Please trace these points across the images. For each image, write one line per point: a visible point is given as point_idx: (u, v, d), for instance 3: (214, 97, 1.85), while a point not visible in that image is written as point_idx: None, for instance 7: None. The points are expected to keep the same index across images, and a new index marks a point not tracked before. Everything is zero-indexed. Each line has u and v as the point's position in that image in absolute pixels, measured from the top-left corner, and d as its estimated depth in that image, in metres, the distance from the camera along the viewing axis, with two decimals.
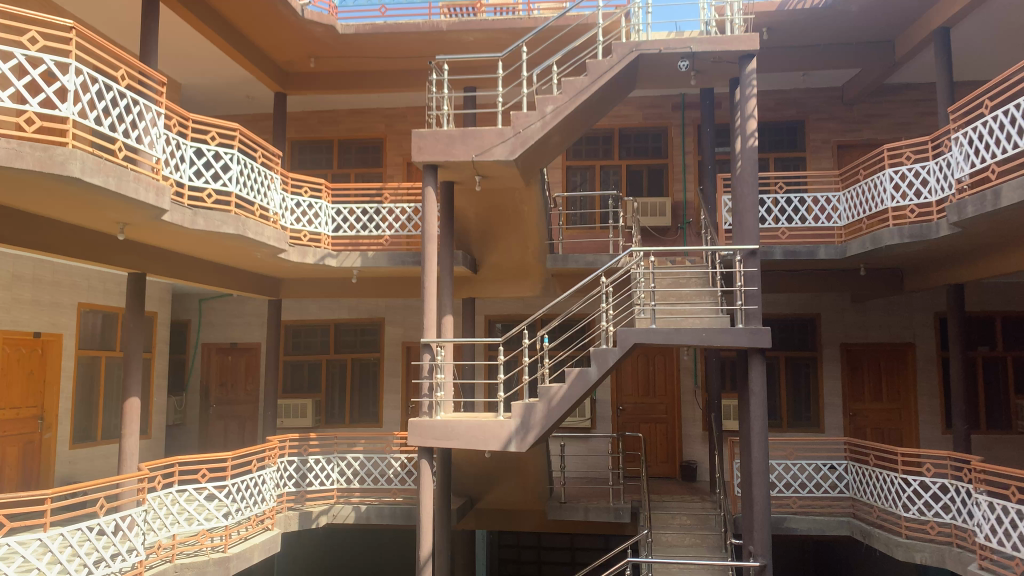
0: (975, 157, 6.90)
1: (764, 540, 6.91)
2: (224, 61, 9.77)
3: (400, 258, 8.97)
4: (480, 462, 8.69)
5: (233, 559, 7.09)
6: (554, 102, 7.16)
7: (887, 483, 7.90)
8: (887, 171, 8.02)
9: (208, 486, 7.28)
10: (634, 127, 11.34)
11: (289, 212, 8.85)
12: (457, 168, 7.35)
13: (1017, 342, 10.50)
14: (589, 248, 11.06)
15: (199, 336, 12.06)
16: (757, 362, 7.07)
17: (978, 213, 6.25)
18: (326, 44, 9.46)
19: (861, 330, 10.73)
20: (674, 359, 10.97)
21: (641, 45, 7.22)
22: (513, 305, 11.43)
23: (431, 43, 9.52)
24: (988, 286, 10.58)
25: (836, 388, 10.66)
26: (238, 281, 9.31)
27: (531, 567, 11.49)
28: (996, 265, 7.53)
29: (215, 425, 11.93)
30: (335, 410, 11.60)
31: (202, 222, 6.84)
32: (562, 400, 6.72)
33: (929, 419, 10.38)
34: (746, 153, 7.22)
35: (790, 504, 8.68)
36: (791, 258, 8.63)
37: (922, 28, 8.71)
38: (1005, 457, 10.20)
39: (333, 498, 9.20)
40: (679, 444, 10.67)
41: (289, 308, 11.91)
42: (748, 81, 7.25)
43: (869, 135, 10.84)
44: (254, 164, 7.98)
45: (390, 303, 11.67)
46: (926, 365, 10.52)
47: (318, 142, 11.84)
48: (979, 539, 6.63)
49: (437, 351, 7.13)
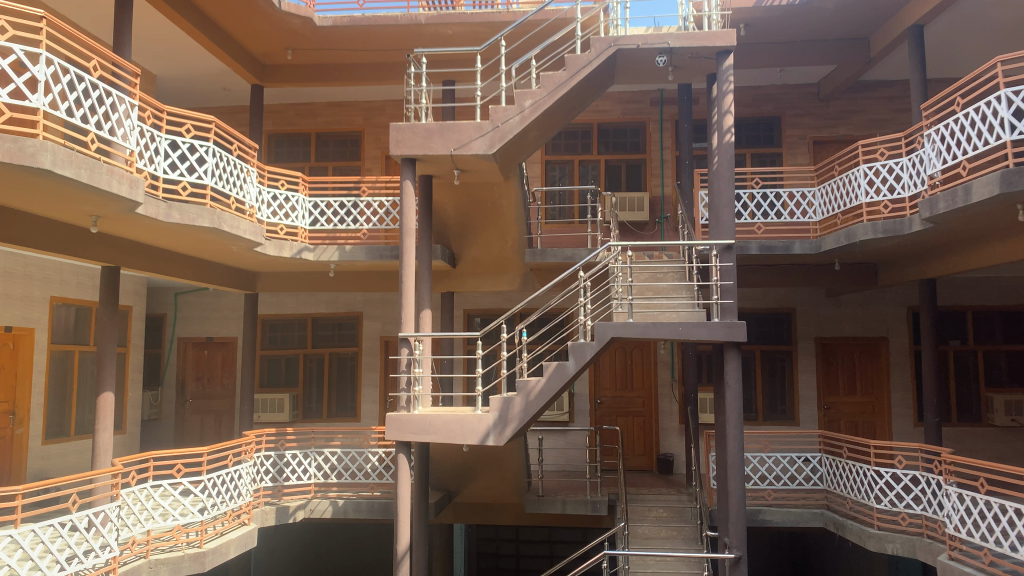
0: (947, 153, 6.98)
1: (740, 532, 6.94)
2: (200, 52, 9.67)
3: (378, 252, 8.89)
4: (458, 456, 8.70)
5: (209, 554, 7.06)
6: (532, 96, 7.14)
7: (860, 475, 8.00)
8: (862, 167, 8.09)
9: (183, 481, 7.20)
10: (612, 123, 11.38)
11: (266, 205, 8.77)
12: (435, 162, 7.33)
13: (988, 336, 10.66)
14: (568, 243, 11.11)
15: (175, 330, 11.95)
16: (732, 356, 7.13)
17: (950, 208, 6.33)
18: (304, 36, 9.39)
19: (836, 325, 10.85)
20: (652, 352, 11.04)
21: (619, 40, 7.23)
22: (492, 299, 11.45)
23: (410, 36, 9.47)
24: (960, 280, 10.74)
25: (811, 381, 10.78)
26: (214, 276, 9.24)
27: (510, 562, 11.59)
28: (969, 260, 7.65)
29: (191, 420, 11.85)
30: (313, 404, 11.56)
31: (177, 215, 6.77)
32: (540, 393, 6.74)
33: (902, 411, 10.54)
34: (723, 149, 7.29)
35: (765, 496, 8.77)
36: (766, 253, 8.69)
37: (897, 26, 8.80)
38: (975, 448, 10.38)
39: (310, 493, 9.12)
40: (656, 438, 10.74)
41: (266, 301, 11.83)
42: (725, 76, 7.30)
43: (844, 131, 10.95)
44: (230, 157, 7.90)
45: (368, 297, 11.63)
46: (899, 359, 10.67)
47: (295, 134, 11.75)
48: (949, 530, 6.71)
49: (415, 345, 7.14)
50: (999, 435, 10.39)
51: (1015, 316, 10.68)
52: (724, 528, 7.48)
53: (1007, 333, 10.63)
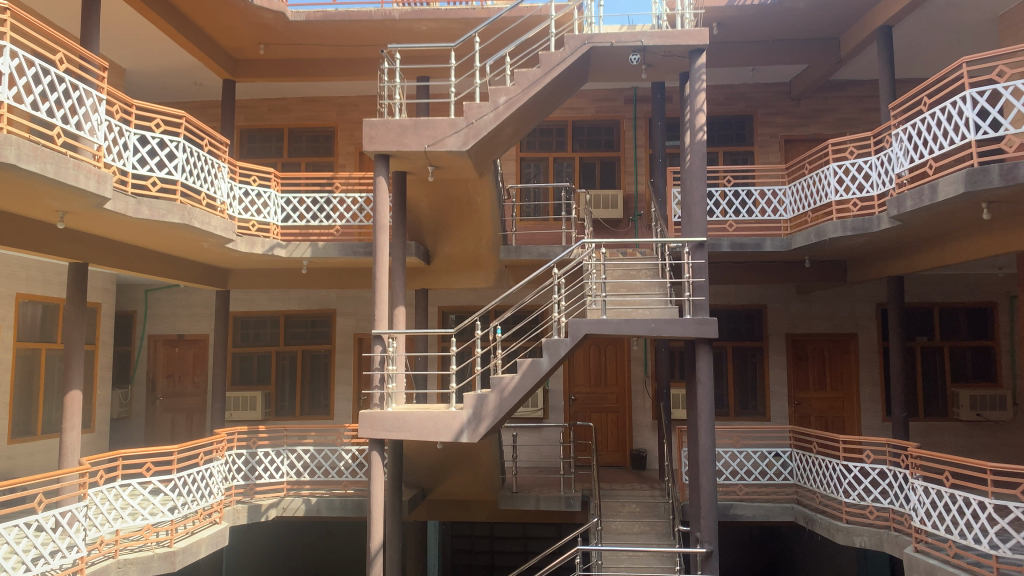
0: (914, 153, 7.08)
1: (711, 527, 7.03)
2: (170, 46, 9.55)
3: (351, 249, 8.82)
4: (432, 453, 8.68)
5: (179, 554, 6.99)
6: (507, 93, 7.15)
7: (829, 470, 8.10)
8: (831, 166, 8.19)
9: (153, 479, 7.10)
10: (587, 120, 11.42)
11: (237, 201, 8.69)
12: (409, 158, 7.31)
13: (954, 332, 10.85)
14: (542, 240, 11.14)
15: (145, 328, 11.81)
16: (704, 353, 7.20)
17: (917, 207, 6.42)
18: (277, 31, 9.29)
19: (807, 321, 10.99)
20: (625, 349, 11.10)
21: (593, 38, 7.24)
22: (467, 296, 11.45)
23: (384, 32, 9.41)
24: (927, 278, 10.93)
25: (782, 377, 10.91)
26: (184, 272, 9.14)
27: (484, 557, 11.61)
28: (935, 258, 7.79)
29: (162, 418, 11.73)
30: (285, 402, 11.48)
31: (146, 211, 6.69)
32: (514, 390, 6.74)
33: (871, 406, 10.70)
34: (695, 147, 7.36)
35: (737, 491, 8.85)
36: (738, 251, 8.75)
37: (866, 27, 8.91)
38: (941, 442, 10.58)
39: (283, 491, 9.04)
40: (630, 434, 10.81)
41: (238, 299, 11.73)
42: (698, 75, 7.33)
43: (815, 130, 11.09)
44: (201, 152, 7.82)
45: (342, 295, 11.57)
46: (868, 355, 10.82)
47: (267, 130, 11.66)
48: (915, 523, 6.82)
49: (389, 342, 7.13)
50: (964, 429, 10.58)
51: (980, 313, 10.88)
52: (696, 523, 7.56)
53: (973, 329, 10.84)
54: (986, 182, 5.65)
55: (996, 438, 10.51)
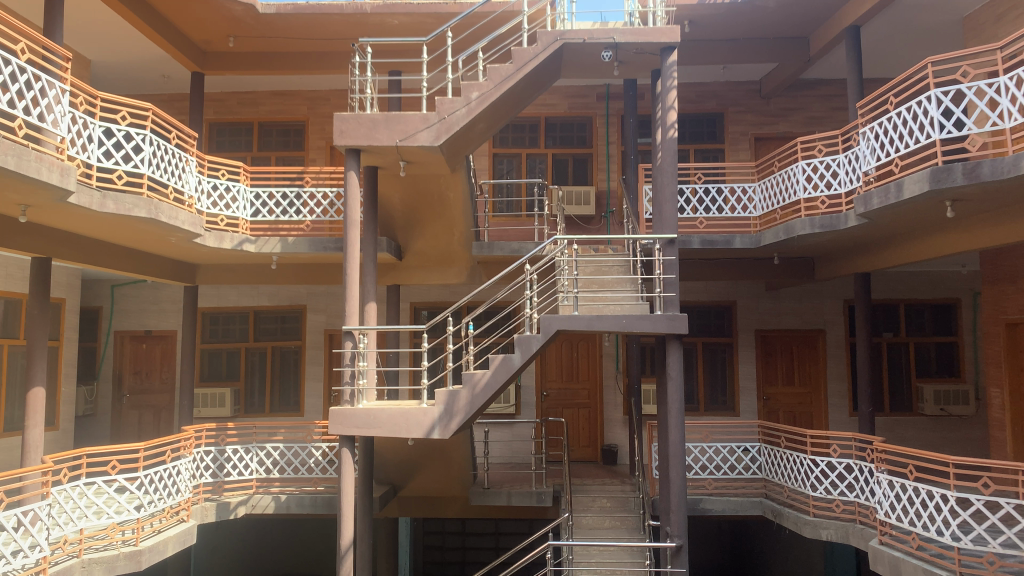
0: (881, 151, 7.17)
1: (680, 521, 7.10)
2: (137, 38, 9.39)
3: (322, 244, 8.74)
4: (403, 450, 8.63)
5: (145, 552, 6.90)
6: (479, 88, 7.13)
7: (797, 464, 8.19)
8: (800, 164, 8.27)
9: (118, 477, 6.98)
10: (560, 116, 11.43)
11: (205, 195, 8.58)
12: (380, 153, 7.26)
13: (919, 328, 11.05)
14: (514, 236, 11.15)
15: (111, 323, 11.63)
16: (674, 348, 7.24)
17: (883, 204, 6.50)
18: (247, 24, 9.18)
19: (775, 317, 11.11)
20: (597, 345, 11.15)
21: (565, 34, 7.25)
22: (438, 292, 11.43)
23: (355, 26, 9.33)
24: (893, 275, 11.10)
25: (751, 372, 11.02)
26: (152, 267, 9.00)
27: (456, 554, 11.62)
28: (901, 256, 7.92)
29: (129, 415, 11.57)
30: (255, 399, 11.37)
31: (112, 205, 6.58)
32: (485, 386, 6.72)
33: (838, 401, 10.86)
34: (666, 144, 7.40)
35: (706, 485, 8.93)
36: (708, 247, 8.80)
37: (835, 26, 9.01)
38: (905, 437, 10.76)
39: (252, 488, 8.95)
40: (601, 429, 10.88)
41: (206, 294, 11.59)
42: (669, 72, 7.38)
43: (784, 128, 11.21)
44: (168, 145, 7.70)
45: (312, 290, 11.47)
46: (836, 350, 10.99)
47: (237, 124, 11.51)
48: (880, 516, 6.91)
49: (359, 338, 7.09)
50: (927, 424, 10.77)
51: (944, 309, 11.09)
52: (666, 517, 7.61)
53: (937, 325, 11.03)
54: (950, 181, 5.74)
55: (958, 432, 10.74)
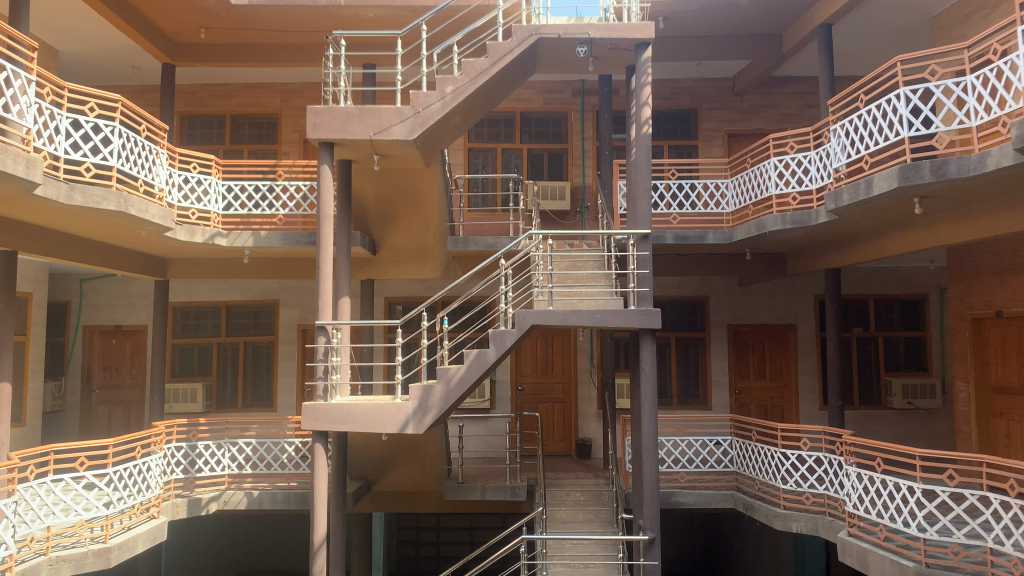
0: (852, 148, 7.25)
1: (653, 514, 7.15)
2: (106, 28, 9.24)
3: (295, 238, 8.67)
4: (377, 446, 8.60)
5: (114, 550, 6.82)
6: (454, 83, 7.11)
7: (767, 457, 8.30)
8: (772, 160, 8.33)
9: (87, 474, 6.87)
10: (535, 111, 11.43)
11: (176, 188, 8.47)
12: (355, 147, 7.22)
13: (888, 323, 11.21)
14: (489, 231, 11.15)
15: (80, 318, 11.45)
16: (648, 343, 7.28)
17: (853, 201, 6.58)
18: (219, 15, 9.07)
19: (747, 313, 11.22)
20: (572, 340, 11.20)
21: (541, 29, 7.26)
22: (413, 287, 11.41)
23: (329, 18, 9.26)
24: (863, 270, 11.26)
25: (723, 366, 11.12)
26: (121, 262, 8.88)
27: (430, 549, 11.61)
28: (870, 251, 8.04)
29: (98, 411, 11.43)
30: (227, 395, 11.29)
31: (80, 197, 6.47)
32: (460, 381, 6.73)
33: (808, 395, 11.01)
34: (640, 140, 7.42)
35: (679, 479, 9.00)
36: (681, 243, 8.86)
37: (807, 25, 9.11)
38: (874, 430, 10.93)
39: (224, 484, 8.88)
40: (575, 423, 10.93)
41: (177, 288, 11.45)
42: (644, 68, 7.41)
43: (758, 125, 11.31)
44: (137, 137, 7.58)
45: (285, 285, 11.39)
46: (806, 345, 11.13)
47: (208, 116, 11.38)
48: (849, 508, 7.01)
49: (332, 333, 7.05)
50: (896, 417, 10.95)
51: (912, 305, 11.27)
52: (638, 510, 7.66)
53: (906, 320, 11.21)
54: (918, 178, 5.83)
55: (926, 425, 10.94)
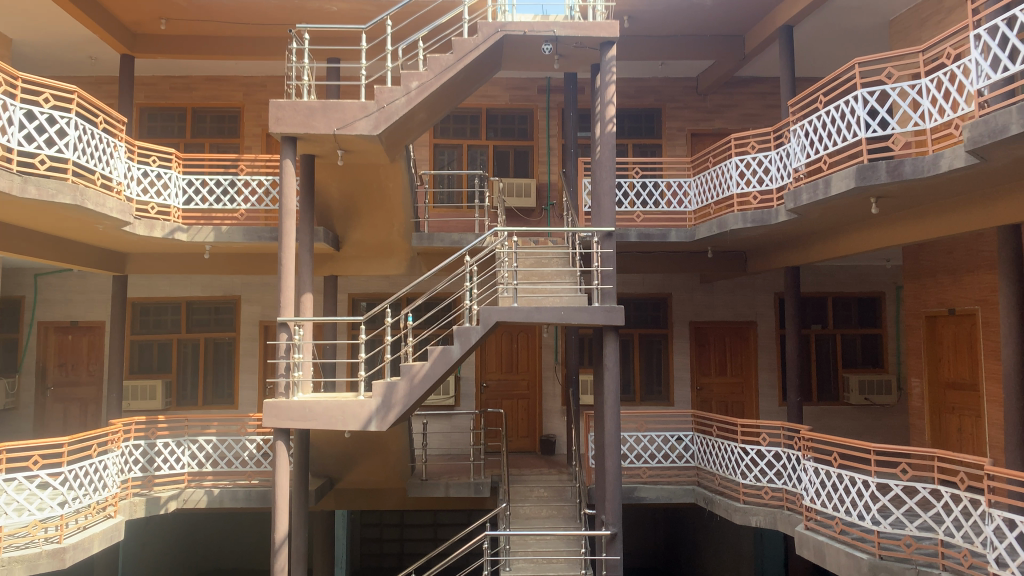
0: (811, 148, 7.37)
1: (615, 509, 7.21)
2: (62, 17, 9.04)
3: (257, 233, 8.56)
4: (339, 443, 8.56)
5: (69, 550, 6.69)
6: (419, 78, 7.09)
7: (727, 452, 8.41)
8: (733, 160, 8.43)
9: (41, 474, 6.72)
10: (501, 108, 11.44)
11: (135, 181, 8.32)
12: (318, 141, 7.15)
13: (846, 321, 11.44)
14: (455, 228, 11.15)
15: (35, 314, 11.20)
16: (611, 340, 7.34)
17: (812, 200, 6.69)
18: (179, 6, 8.93)
19: (709, 310, 11.36)
20: (537, 337, 11.25)
21: (506, 26, 7.26)
22: (377, 283, 11.36)
23: (293, 11, 9.16)
24: (822, 269, 11.47)
25: (685, 363, 11.24)
26: (76, 256, 8.69)
27: (394, 546, 11.60)
28: (828, 250, 8.19)
29: (53, 408, 11.19)
30: (187, 392, 11.14)
31: (34, 190, 6.32)
32: (424, 377, 6.72)
33: (768, 391, 11.20)
34: (604, 139, 7.46)
35: (641, 474, 9.09)
36: (645, 241, 8.94)
37: (769, 26, 9.24)
38: (832, 425, 11.15)
39: (184, 482, 8.77)
40: (540, 419, 10.98)
41: (136, 284, 11.26)
42: (608, 67, 7.46)
43: (720, 125, 11.45)
44: (94, 130, 7.42)
45: (246, 281, 11.27)
46: (766, 342, 11.32)
47: (169, 109, 11.20)
48: (806, 502, 7.12)
49: (295, 330, 6.98)
50: (853, 413, 11.18)
51: (869, 302, 11.51)
52: (601, 505, 7.72)
53: (863, 318, 11.45)
54: (875, 178, 5.94)
55: (881, 420, 11.18)
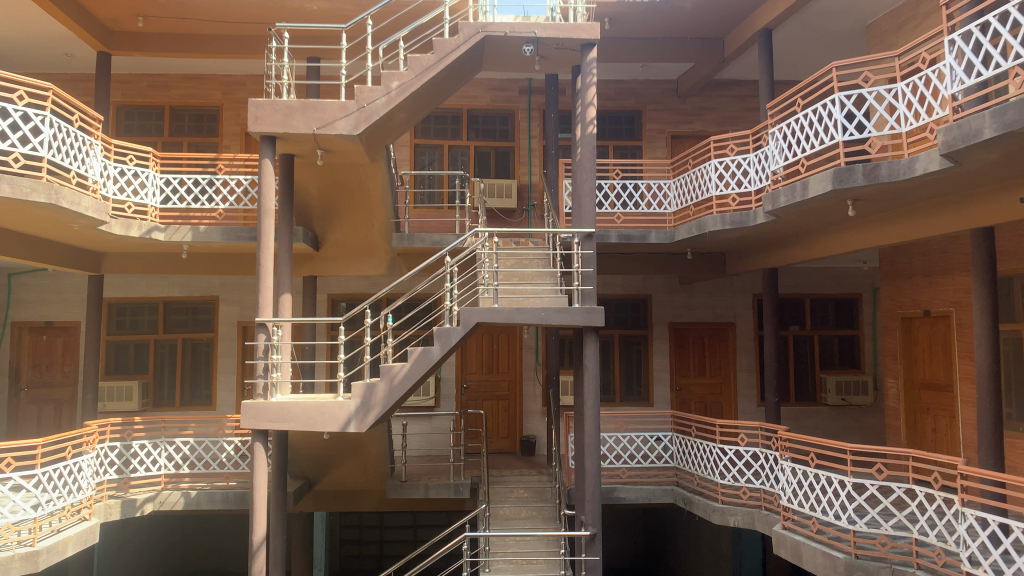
0: (789, 151, 7.43)
1: (595, 510, 7.23)
2: (37, 13, 8.93)
3: (235, 233, 8.49)
4: (318, 444, 8.52)
5: (43, 553, 6.60)
6: (399, 78, 7.07)
7: (706, 453, 8.46)
8: (713, 162, 8.49)
9: (14, 476, 6.63)
10: (482, 109, 11.43)
11: (112, 180, 8.22)
12: (297, 141, 7.11)
13: (823, 322, 11.55)
14: (435, 228, 11.14)
15: (8, 314, 11.04)
16: (590, 341, 7.36)
17: (790, 203, 6.75)
18: (157, 4, 8.85)
19: (688, 311, 11.43)
20: (517, 337, 11.27)
21: (487, 26, 7.25)
22: (357, 283, 11.32)
23: (273, 10, 9.11)
24: (800, 271, 11.57)
25: (665, 363, 11.29)
26: (51, 255, 8.58)
27: (374, 547, 11.57)
28: (805, 252, 8.26)
29: (27, 410, 11.03)
30: (164, 393, 11.02)
31: (6, 188, 6.23)
32: (403, 378, 6.70)
33: (747, 392, 11.28)
34: (585, 140, 7.48)
35: (621, 474, 9.12)
36: (625, 242, 8.97)
37: (748, 29, 9.30)
38: (809, 425, 11.25)
39: (160, 484, 8.69)
40: (519, 420, 10.99)
41: (113, 284, 11.13)
42: (589, 69, 7.47)
43: (700, 127, 11.52)
44: (69, 128, 7.32)
45: (224, 281, 11.19)
46: (744, 343, 11.41)
47: (146, 107, 11.09)
48: (783, 501, 7.17)
49: (273, 331, 6.93)
50: (830, 413, 11.28)
51: (846, 304, 11.63)
52: (581, 506, 7.73)
53: (840, 319, 11.56)
54: (851, 181, 6.00)
55: (857, 420, 11.30)
